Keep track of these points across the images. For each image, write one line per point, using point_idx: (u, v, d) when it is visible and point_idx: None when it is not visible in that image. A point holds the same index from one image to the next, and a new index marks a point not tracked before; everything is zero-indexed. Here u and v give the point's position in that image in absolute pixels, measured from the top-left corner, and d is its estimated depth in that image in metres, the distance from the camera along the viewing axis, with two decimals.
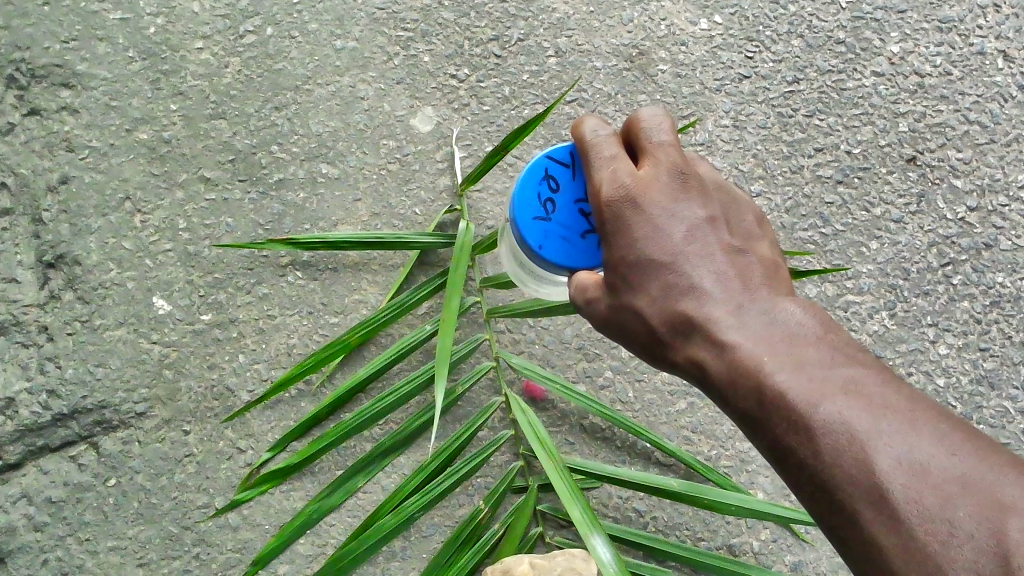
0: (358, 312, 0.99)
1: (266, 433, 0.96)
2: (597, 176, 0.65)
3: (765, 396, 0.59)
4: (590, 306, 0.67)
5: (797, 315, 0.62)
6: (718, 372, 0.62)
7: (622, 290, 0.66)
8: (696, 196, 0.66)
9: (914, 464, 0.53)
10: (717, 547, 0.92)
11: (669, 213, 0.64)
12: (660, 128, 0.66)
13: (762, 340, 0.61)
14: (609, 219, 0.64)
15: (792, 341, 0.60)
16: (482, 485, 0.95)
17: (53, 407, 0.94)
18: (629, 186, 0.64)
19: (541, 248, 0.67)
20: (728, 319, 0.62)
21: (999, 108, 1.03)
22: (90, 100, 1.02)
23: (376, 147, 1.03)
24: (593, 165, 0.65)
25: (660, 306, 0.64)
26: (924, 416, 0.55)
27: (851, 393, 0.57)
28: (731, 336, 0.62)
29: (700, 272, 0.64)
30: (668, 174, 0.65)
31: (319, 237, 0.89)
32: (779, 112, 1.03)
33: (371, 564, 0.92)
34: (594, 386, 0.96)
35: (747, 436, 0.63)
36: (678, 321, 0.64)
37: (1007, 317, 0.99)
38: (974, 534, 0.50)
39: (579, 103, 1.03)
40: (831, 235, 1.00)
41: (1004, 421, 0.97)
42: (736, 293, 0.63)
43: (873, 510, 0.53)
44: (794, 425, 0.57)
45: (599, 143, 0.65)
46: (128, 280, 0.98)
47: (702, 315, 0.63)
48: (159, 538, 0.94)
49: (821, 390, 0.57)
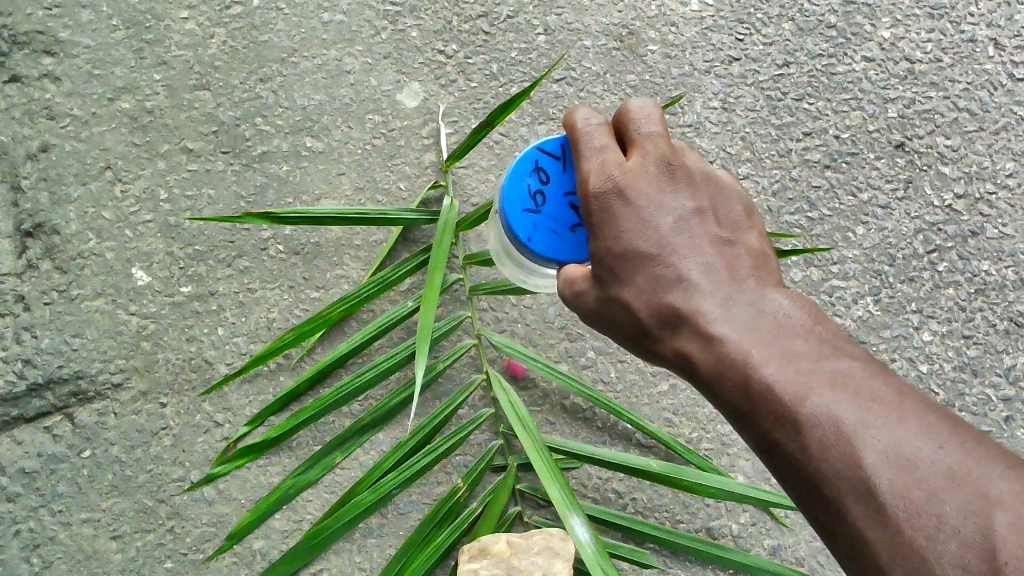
0: (340, 288, 0.98)
1: (243, 407, 0.95)
2: (586, 167, 0.64)
3: (752, 390, 0.58)
4: (578, 298, 0.66)
5: (784, 307, 0.61)
6: (705, 364, 0.61)
7: (609, 282, 0.64)
8: (684, 186, 0.65)
9: (901, 459, 0.52)
10: (696, 530, 0.92)
11: (656, 204, 0.63)
12: (650, 119, 0.65)
13: (749, 331, 0.60)
14: (596, 211, 0.63)
15: (780, 334, 0.60)
16: (461, 464, 0.94)
17: (28, 376, 0.93)
18: (617, 178, 0.63)
19: (530, 240, 0.66)
20: (716, 310, 0.61)
21: (988, 96, 1.03)
22: (72, 67, 1.00)
23: (361, 122, 1.02)
24: (583, 156, 0.64)
25: (647, 299, 0.63)
26: (912, 408, 0.54)
27: (838, 385, 0.56)
28: (718, 328, 0.60)
29: (688, 262, 0.62)
30: (656, 165, 0.64)
31: (297, 212, 0.85)
32: (768, 95, 1.02)
33: (347, 540, 0.91)
34: (575, 366, 0.95)
35: (735, 430, 0.62)
36: (665, 312, 0.63)
37: (992, 305, 0.98)
38: (961, 529, 0.49)
39: (567, 81, 1.02)
40: (817, 220, 0.99)
41: (987, 409, 0.96)
42: (723, 284, 0.62)
43: (861, 505, 0.52)
44: (780, 419, 0.57)
45: (590, 133, 0.65)
46: (107, 250, 0.97)
47: (689, 307, 0.61)
48: (132, 510, 0.92)
49: (808, 383, 0.56)
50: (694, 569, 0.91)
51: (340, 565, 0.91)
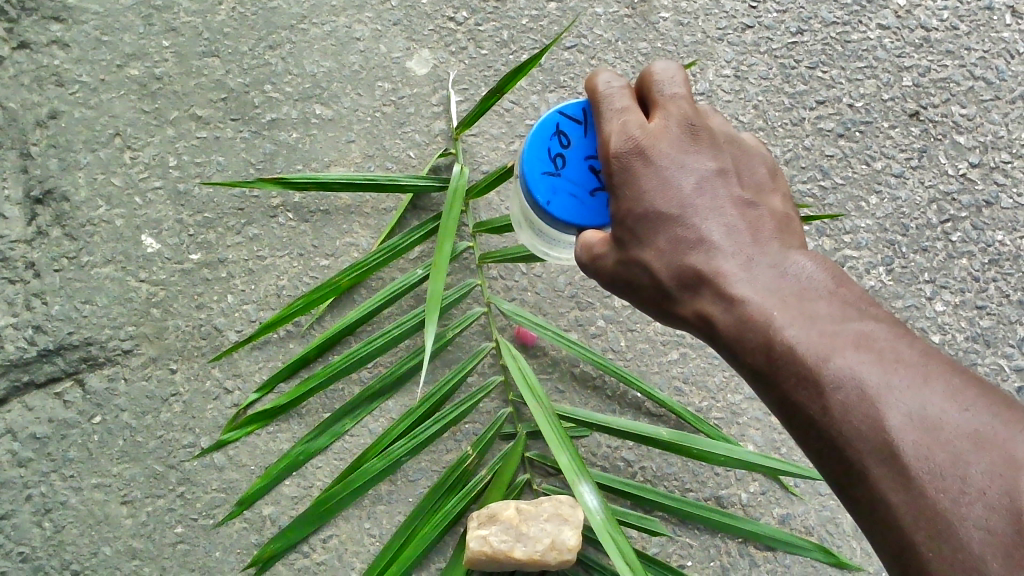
0: (350, 256, 0.97)
1: (253, 373, 0.95)
2: (607, 129, 0.64)
3: (774, 351, 0.58)
4: (597, 262, 0.66)
5: (808, 269, 0.60)
6: (726, 326, 0.61)
7: (629, 244, 0.64)
8: (707, 148, 0.64)
9: (926, 421, 0.51)
10: (706, 499, 0.92)
11: (678, 164, 0.63)
12: (674, 81, 0.65)
13: (771, 293, 0.59)
14: (617, 171, 0.62)
15: (802, 295, 0.59)
16: (470, 431, 0.94)
17: (39, 343, 0.93)
18: (639, 138, 0.62)
19: (549, 204, 0.66)
20: (738, 272, 0.61)
21: (1005, 64, 1.01)
22: (81, 34, 1.00)
23: (371, 89, 1.01)
24: (606, 118, 0.64)
25: (667, 260, 0.63)
26: (937, 369, 0.54)
27: (863, 347, 0.55)
28: (740, 290, 0.60)
29: (709, 224, 0.62)
30: (678, 126, 0.64)
31: (310, 177, 0.85)
32: (782, 63, 1.01)
33: (357, 506, 0.92)
34: (585, 334, 0.95)
35: (756, 391, 0.61)
36: (686, 274, 0.62)
37: (1006, 275, 0.97)
38: (986, 492, 0.49)
39: (579, 49, 1.01)
40: (830, 189, 0.98)
41: (999, 379, 0.95)
42: (745, 246, 0.62)
43: (884, 467, 0.52)
44: (803, 380, 0.56)
45: (611, 95, 0.64)
46: (117, 217, 0.97)
47: (711, 269, 0.61)
48: (143, 476, 0.92)
49: (831, 344, 0.56)
50: (704, 538, 0.91)
51: (350, 532, 0.91)
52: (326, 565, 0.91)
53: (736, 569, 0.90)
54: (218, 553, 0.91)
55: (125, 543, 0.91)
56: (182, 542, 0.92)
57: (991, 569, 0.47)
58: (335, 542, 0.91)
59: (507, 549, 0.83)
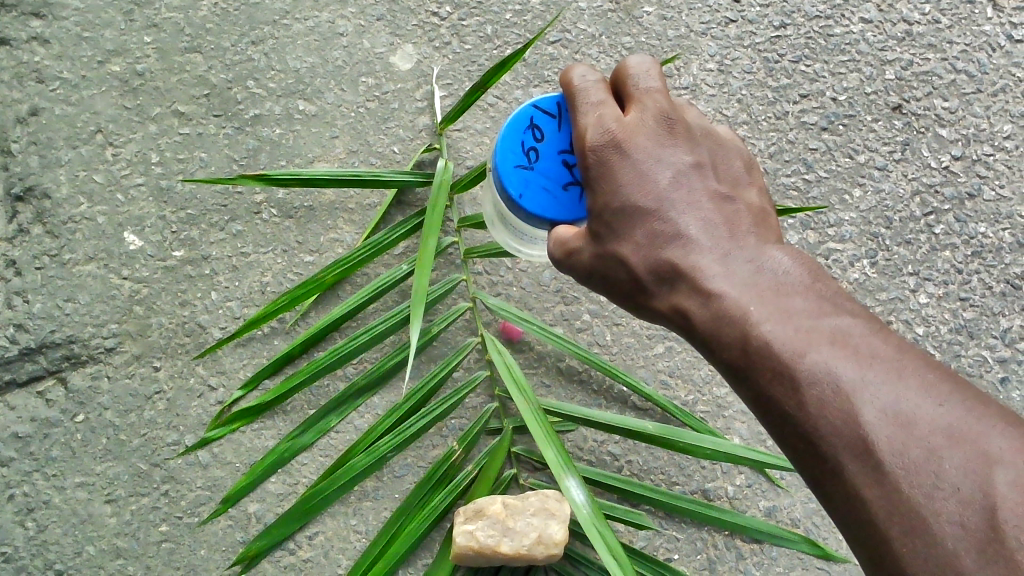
0: (334, 251, 0.97)
1: (237, 370, 0.94)
2: (583, 122, 0.63)
3: (750, 347, 0.58)
4: (572, 257, 0.66)
5: (785, 264, 0.60)
6: (702, 321, 0.61)
7: (607, 238, 0.64)
8: (684, 141, 0.64)
9: (900, 416, 0.51)
10: (692, 492, 0.92)
11: (656, 158, 0.63)
12: (648, 74, 0.64)
13: (747, 288, 0.60)
14: (593, 164, 0.62)
15: (779, 290, 0.59)
16: (456, 427, 0.93)
17: (21, 341, 0.93)
18: (615, 132, 0.62)
19: (521, 197, 0.65)
20: (715, 267, 0.61)
21: (986, 57, 1.02)
22: (61, 30, 0.99)
23: (354, 84, 1.01)
24: (581, 112, 0.64)
25: (645, 254, 0.63)
26: (912, 365, 0.54)
27: (838, 343, 0.55)
28: (716, 285, 0.60)
29: (686, 218, 0.62)
30: (655, 119, 0.63)
31: (291, 174, 0.84)
32: (765, 57, 1.01)
33: (343, 503, 0.91)
34: (571, 329, 0.95)
35: (731, 387, 0.61)
36: (663, 268, 0.62)
37: (988, 267, 0.98)
38: (960, 487, 0.49)
39: (563, 44, 1.01)
40: (814, 182, 0.98)
41: (982, 370, 0.96)
42: (722, 240, 0.62)
43: (858, 462, 0.52)
44: (778, 375, 0.56)
45: (587, 89, 0.64)
46: (99, 214, 0.96)
47: (688, 264, 0.61)
48: (127, 474, 0.92)
49: (807, 340, 0.56)
50: (690, 531, 0.91)
51: (336, 528, 0.91)
52: (312, 562, 0.91)
53: (722, 562, 0.90)
54: (203, 551, 0.91)
55: (109, 542, 0.91)
56: (167, 541, 0.91)
57: (965, 564, 0.47)
58: (321, 539, 0.91)
59: (494, 544, 0.83)
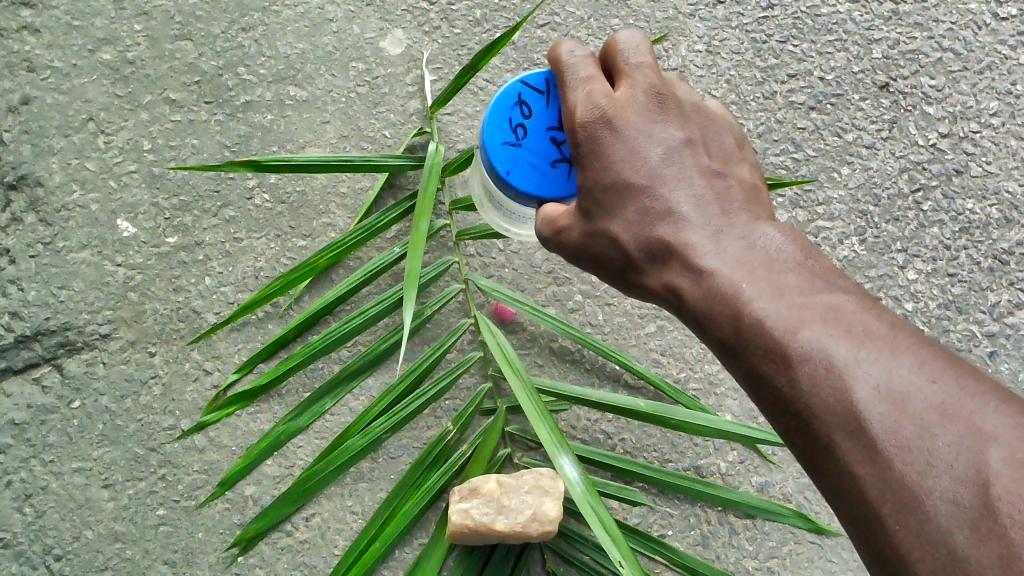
0: (327, 236, 0.98)
1: (232, 355, 0.95)
2: (572, 97, 0.64)
3: (742, 325, 0.58)
4: (561, 235, 0.66)
5: (777, 241, 0.61)
6: (695, 299, 0.61)
7: (597, 215, 0.64)
8: (674, 118, 0.64)
9: (892, 394, 0.51)
10: (685, 469, 0.93)
11: (646, 135, 0.63)
12: (638, 49, 0.65)
13: (739, 266, 0.60)
14: (583, 140, 0.63)
15: (771, 268, 0.59)
16: (451, 408, 0.94)
17: (16, 329, 0.93)
18: (605, 108, 0.63)
19: (508, 174, 0.66)
20: (706, 245, 0.61)
21: (972, 35, 1.02)
22: (52, 19, 1.00)
23: (345, 69, 1.01)
24: (571, 87, 0.64)
25: (636, 232, 0.63)
26: (905, 342, 0.54)
27: (830, 321, 0.56)
28: (708, 263, 0.61)
29: (677, 196, 0.63)
30: (645, 95, 0.64)
31: (283, 159, 0.83)
32: (753, 37, 1.01)
33: (339, 484, 0.92)
34: (563, 309, 0.95)
35: (725, 366, 0.62)
36: (655, 246, 0.63)
37: (976, 243, 0.98)
38: (953, 464, 0.49)
39: (552, 27, 1.01)
40: (802, 161, 0.99)
41: (971, 344, 0.96)
42: (714, 218, 0.62)
43: (851, 439, 0.52)
44: (771, 354, 0.56)
45: (576, 64, 0.64)
46: (92, 202, 0.97)
47: (679, 241, 0.62)
48: (124, 459, 0.92)
49: (799, 318, 0.56)
50: (684, 507, 0.92)
51: (332, 509, 0.92)
52: (309, 543, 0.91)
53: (716, 537, 0.91)
54: (201, 534, 0.92)
55: (107, 526, 0.91)
56: (164, 524, 0.92)
57: (957, 541, 0.47)
58: (318, 520, 0.92)
59: (489, 521, 0.83)
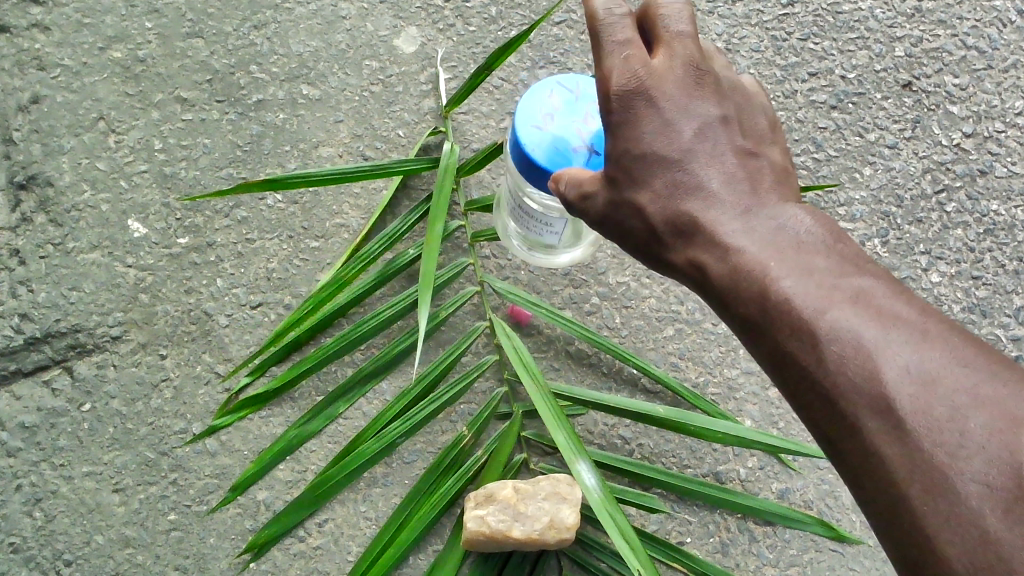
0: (340, 237, 0.96)
1: (244, 357, 0.93)
2: (608, 63, 0.58)
3: (767, 302, 0.55)
4: (584, 203, 0.62)
5: (804, 222, 0.57)
6: (717, 275, 0.58)
7: (622, 184, 0.60)
8: (711, 91, 0.60)
9: (924, 375, 0.49)
10: (704, 475, 0.90)
11: (682, 109, 0.58)
12: (679, 15, 0.59)
13: (766, 244, 0.57)
14: (617, 110, 0.58)
15: (800, 248, 0.56)
16: (465, 412, 0.93)
17: (26, 330, 0.92)
18: (642, 77, 0.58)
19: (530, 154, 0.65)
20: (735, 222, 0.58)
21: (996, 33, 1.00)
22: (61, 17, 1.00)
23: (358, 68, 1.00)
24: (607, 32, 0.57)
25: (662, 205, 0.59)
26: (938, 327, 0.51)
27: (861, 301, 0.52)
28: (735, 240, 0.57)
29: (708, 171, 0.59)
30: (683, 66, 0.59)
31: (297, 175, 0.81)
32: (773, 35, 1.00)
33: (352, 490, 0.91)
34: (580, 312, 0.94)
35: (743, 344, 0.58)
36: (680, 221, 0.59)
37: (1001, 245, 0.95)
38: (984, 446, 0.47)
39: (568, 24, 1.01)
40: (824, 161, 0.97)
41: (996, 349, 0.93)
42: (745, 197, 0.58)
43: (879, 420, 0.49)
44: (795, 331, 0.53)
45: (614, 23, 0.57)
46: (102, 202, 0.96)
47: (707, 218, 0.58)
48: (135, 464, 0.91)
49: (829, 297, 0.53)
50: (702, 514, 0.90)
51: (346, 515, 0.90)
52: (322, 549, 0.90)
53: (735, 544, 0.90)
54: (212, 539, 0.90)
55: (117, 531, 0.90)
56: (175, 529, 0.90)
57: (989, 525, 0.46)
58: (331, 526, 0.90)
59: (505, 528, 0.82)
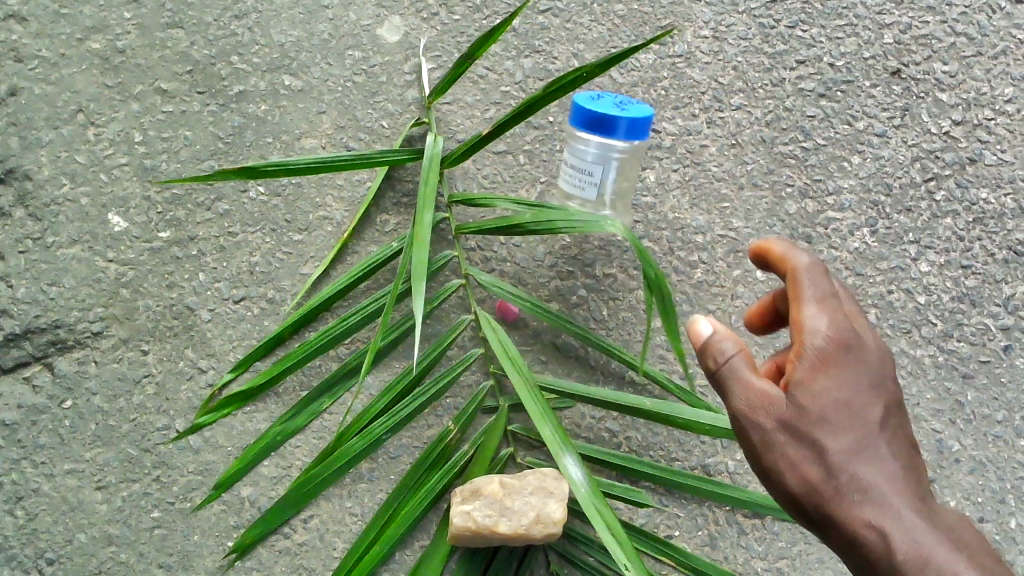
0: (323, 230, 0.95)
1: (227, 352, 0.92)
2: (814, 316, 0.65)
3: (894, 551, 0.61)
4: (745, 386, 0.65)
5: (943, 514, 0.65)
6: (812, 484, 0.64)
7: (802, 417, 0.64)
8: (877, 359, 0.67)
9: None
10: (692, 468, 0.90)
11: (857, 384, 0.65)
12: (825, 273, 0.68)
13: (898, 484, 0.63)
14: (837, 355, 0.65)
15: (933, 512, 0.64)
16: (451, 406, 0.91)
17: (7, 327, 0.91)
18: (850, 337, 0.65)
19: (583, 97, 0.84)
20: (880, 475, 0.63)
21: (987, 19, 0.98)
22: (39, 8, 0.97)
23: (341, 58, 0.98)
24: (805, 284, 0.67)
25: (780, 422, 0.64)
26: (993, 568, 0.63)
27: (960, 554, 0.62)
28: (872, 479, 0.63)
29: (862, 424, 0.65)
30: (879, 351, 0.68)
31: (279, 164, 0.80)
32: (761, 23, 0.98)
33: (338, 486, 0.90)
34: (567, 304, 0.93)
35: (792, 516, 0.66)
36: (814, 451, 0.64)
37: (991, 234, 0.94)
38: None
39: (553, 13, 0.98)
40: (812, 150, 0.96)
41: (985, 338, 0.92)
42: (902, 463, 0.65)
43: None
44: (918, 566, 0.60)
45: (813, 270, 0.68)
46: (82, 196, 0.94)
47: (858, 480, 0.63)
48: (117, 461, 0.90)
49: (935, 541, 0.62)
50: (691, 507, 0.89)
51: (331, 511, 0.90)
52: (307, 546, 0.89)
53: (724, 537, 0.89)
54: (196, 536, 0.89)
55: (101, 529, 0.89)
56: (159, 527, 0.89)
57: None
58: (316, 522, 0.89)
59: (491, 524, 0.81)
